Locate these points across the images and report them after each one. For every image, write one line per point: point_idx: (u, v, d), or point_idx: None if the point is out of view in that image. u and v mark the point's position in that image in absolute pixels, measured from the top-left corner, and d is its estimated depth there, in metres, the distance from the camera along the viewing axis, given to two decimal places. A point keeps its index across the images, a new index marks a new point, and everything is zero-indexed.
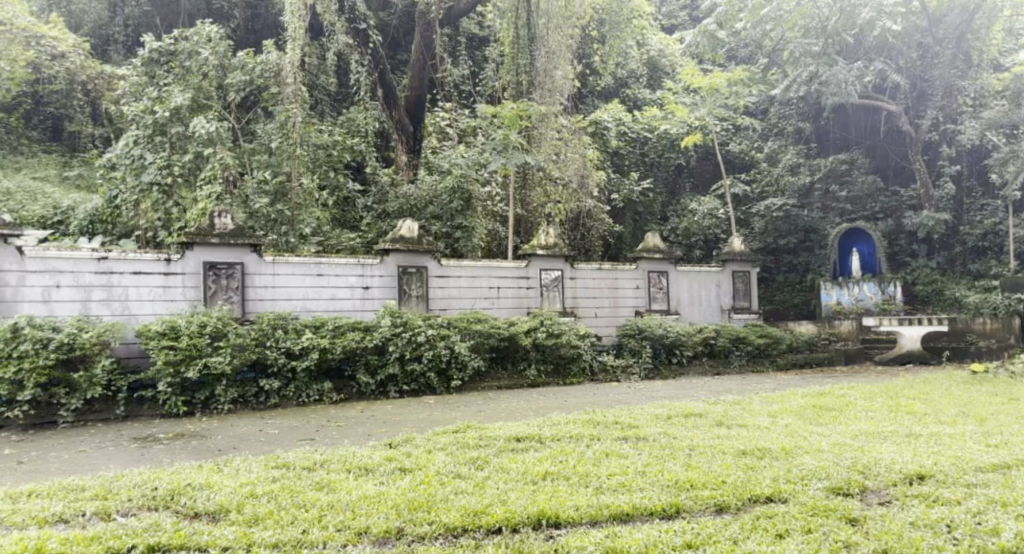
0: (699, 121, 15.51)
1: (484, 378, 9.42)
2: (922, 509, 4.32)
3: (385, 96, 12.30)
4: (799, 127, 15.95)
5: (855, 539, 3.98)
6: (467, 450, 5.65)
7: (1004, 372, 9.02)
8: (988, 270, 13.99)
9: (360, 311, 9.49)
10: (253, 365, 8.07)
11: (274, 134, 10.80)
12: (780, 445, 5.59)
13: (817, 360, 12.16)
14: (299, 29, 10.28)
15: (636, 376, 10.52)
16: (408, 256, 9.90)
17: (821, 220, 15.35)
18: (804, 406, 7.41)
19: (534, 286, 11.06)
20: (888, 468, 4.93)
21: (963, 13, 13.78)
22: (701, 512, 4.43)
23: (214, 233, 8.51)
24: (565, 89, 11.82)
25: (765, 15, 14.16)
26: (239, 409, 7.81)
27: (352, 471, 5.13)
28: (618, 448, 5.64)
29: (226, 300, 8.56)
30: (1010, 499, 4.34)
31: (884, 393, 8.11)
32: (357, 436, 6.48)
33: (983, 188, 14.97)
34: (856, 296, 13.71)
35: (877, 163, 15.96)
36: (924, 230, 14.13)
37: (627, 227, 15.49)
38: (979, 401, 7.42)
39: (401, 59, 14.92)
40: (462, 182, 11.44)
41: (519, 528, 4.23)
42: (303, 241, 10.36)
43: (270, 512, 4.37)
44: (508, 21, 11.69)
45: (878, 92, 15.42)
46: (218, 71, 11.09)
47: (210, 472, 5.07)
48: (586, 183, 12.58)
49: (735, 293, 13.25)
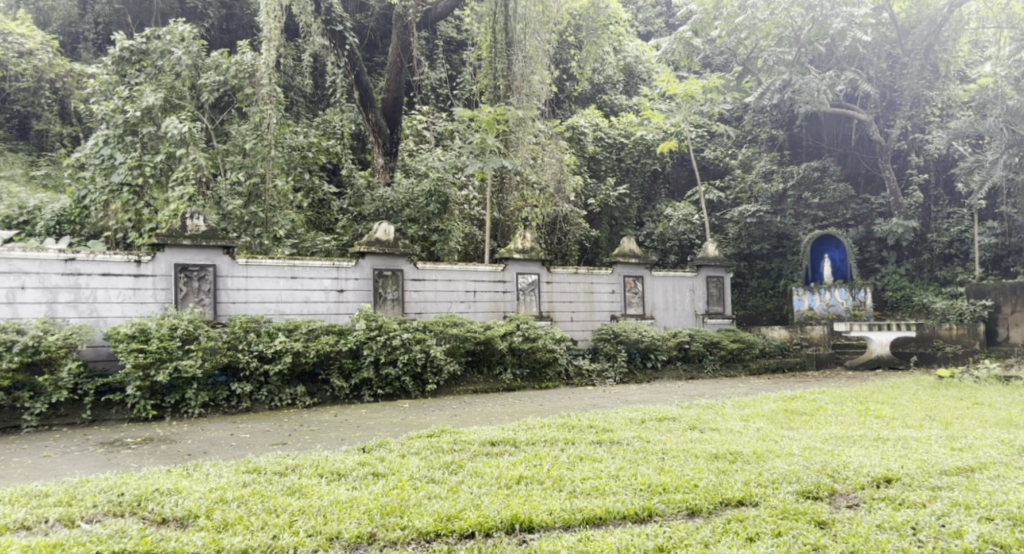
0: (675, 127, 15.73)
1: (460, 382, 9.42)
2: (888, 511, 4.39)
3: (361, 98, 11.92)
4: (772, 134, 16.23)
5: (823, 542, 4.03)
6: (441, 454, 5.64)
7: (970, 377, 9.18)
8: (954, 277, 14.27)
9: (334, 314, 9.44)
10: (225, 368, 7.99)
11: (248, 135, 10.68)
12: (751, 449, 5.65)
13: (789, 365, 12.26)
14: (275, 30, 10.19)
15: (611, 380, 10.55)
16: (384, 259, 9.86)
17: (794, 226, 15.59)
18: (775, 410, 7.49)
19: (510, 290, 11.07)
20: (857, 471, 5.00)
21: (931, 24, 14.09)
22: (673, 515, 4.46)
23: (186, 234, 8.40)
24: (542, 94, 11.82)
25: (740, 23, 14.36)
26: (210, 412, 7.72)
27: (324, 476, 5.09)
28: (592, 452, 5.66)
29: (198, 303, 8.45)
30: (973, 501, 4.44)
31: (854, 397, 8.23)
32: (330, 441, 6.43)
33: (950, 197, 15.26)
34: (827, 301, 13.86)
35: (849, 171, 16.19)
36: (893, 237, 14.35)
37: (603, 232, 15.59)
38: (945, 405, 7.56)
39: (378, 62, 14.86)
40: (439, 185, 11.42)
41: (492, 533, 4.22)
42: (278, 243, 10.22)
43: (239, 517, 4.32)
44: (486, 25, 11.70)
45: (849, 101, 15.66)
46: (191, 71, 10.97)
47: (178, 477, 5.00)
48: (562, 188, 12.57)
49: (709, 298, 13.36)
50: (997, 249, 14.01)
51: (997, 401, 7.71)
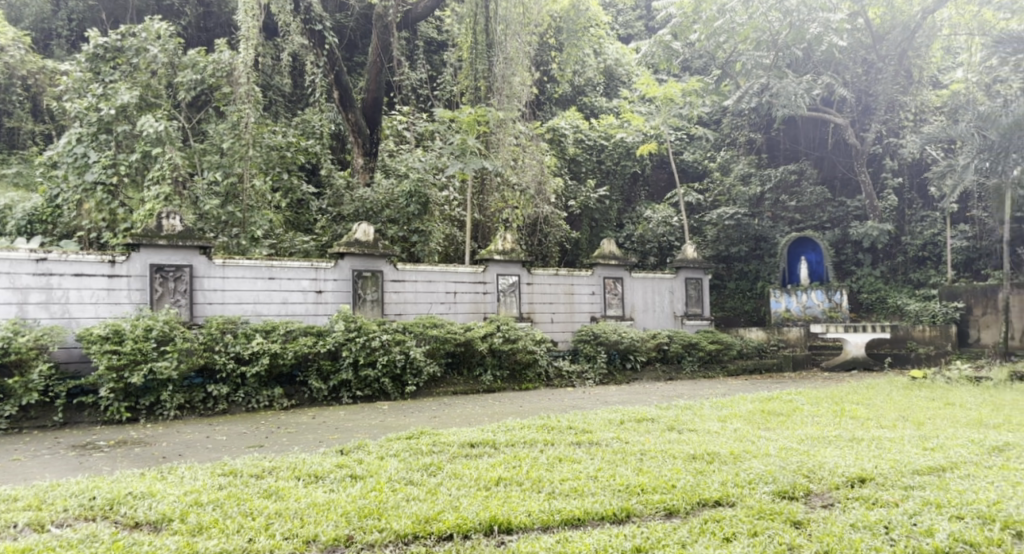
0: (654, 130, 15.86)
1: (439, 383, 9.40)
2: (862, 511, 4.44)
3: (341, 98, 11.86)
4: (751, 137, 16.39)
5: (799, 541, 4.07)
6: (420, 456, 5.62)
7: (942, 378, 9.31)
8: (927, 280, 14.49)
9: (313, 316, 9.39)
10: (201, 370, 7.91)
11: (225, 135, 10.56)
12: (728, 449, 5.70)
13: (766, 366, 12.38)
14: (253, 29, 10.11)
15: (591, 381, 10.58)
16: (364, 260, 9.81)
17: (771, 229, 15.75)
18: (753, 411, 7.57)
19: (491, 291, 11.06)
20: (832, 471, 5.06)
21: (905, 31, 14.29)
22: (651, 516, 4.48)
23: (162, 234, 8.29)
24: (523, 96, 11.83)
25: (719, 27, 14.52)
26: (186, 414, 7.64)
27: (301, 478, 5.05)
28: (571, 453, 5.69)
29: (174, 304, 8.36)
30: (944, 500, 4.51)
31: (830, 398, 8.34)
32: (308, 443, 6.38)
33: (923, 200, 15.49)
34: (804, 303, 13.97)
35: (825, 174, 16.39)
36: (868, 239, 14.55)
37: (584, 234, 15.65)
38: (917, 405, 7.69)
39: (358, 62, 14.80)
40: (419, 186, 11.38)
41: (471, 534, 4.21)
42: (255, 243, 10.13)
43: (215, 520, 4.27)
44: (467, 26, 11.69)
45: (826, 105, 15.85)
46: (168, 70, 10.87)
47: (152, 481, 4.93)
48: (542, 189, 12.57)
49: (688, 300, 13.44)
50: (968, 252, 14.24)
51: (968, 401, 7.85)
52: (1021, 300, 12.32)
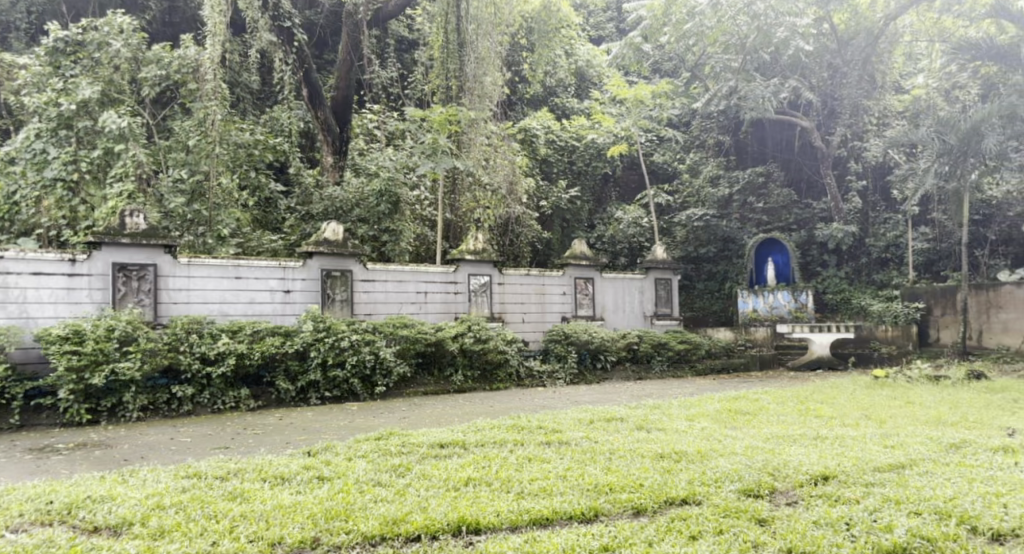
0: (625, 132, 16.00)
1: (410, 384, 9.35)
2: (824, 508, 4.51)
3: (311, 96, 11.81)
4: (719, 140, 16.58)
5: (762, 539, 4.12)
6: (389, 457, 5.59)
7: (904, 376, 9.51)
8: (890, 281, 14.78)
9: (281, 316, 9.29)
10: (166, 371, 7.79)
11: (191, 132, 10.44)
12: (695, 448, 5.76)
13: (734, 365, 12.53)
14: (219, 25, 9.94)
15: (562, 380, 10.61)
16: (333, 260, 9.73)
17: (739, 230, 15.92)
18: (720, 410, 7.65)
19: (462, 291, 11.03)
20: (796, 469, 5.15)
21: (869, 37, 14.56)
22: (618, 514, 4.51)
23: (124, 233, 8.14)
24: (494, 96, 11.80)
25: (689, 30, 14.64)
26: (149, 416, 7.51)
27: (267, 480, 4.99)
28: (541, 452, 5.70)
29: (137, 303, 8.20)
30: (903, 497, 4.60)
31: (795, 397, 8.46)
32: (275, 444, 6.31)
33: (886, 203, 15.80)
34: (771, 304, 14.17)
35: (792, 177, 16.65)
36: (833, 241, 14.80)
37: (555, 234, 15.70)
38: (880, 404, 7.85)
39: (328, 59, 14.67)
40: (390, 185, 11.30)
41: (439, 535, 4.20)
42: (222, 242, 9.97)
43: (177, 523, 4.20)
44: (438, 25, 11.64)
45: (793, 108, 16.09)
46: (132, 64, 10.68)
47: (113, 484, 4.82)
48: (514, 190, 12.56)
49: (657, 300, 13.55)
50: (929, 253, 14.55)
51: (927, 400, 8.03)
52: (978, 300, 12.72)
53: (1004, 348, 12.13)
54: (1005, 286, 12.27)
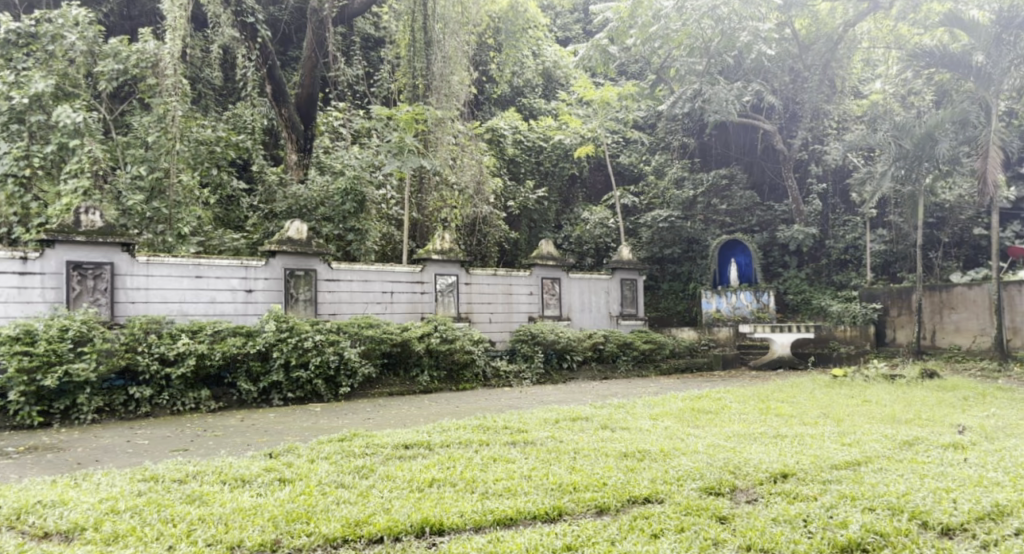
0: (591, 133, 16.13)
1: (375, 385, 9.28)
2: (783, 505, 4.58)
3: (273, 92, 11.59)
4: (684, 142, 16.77)
5: (722, 536, 4.17)
6: (353, 458, 5.53)
7: (861, 376, 9.71)
8: (849, 282, 15.08)
9: (242, 315, 9.14)
10: (123, 372, 7.63)
11: (151, 128, 10.22)
12: (659, 447, 5.81)
13: (697, 365, 12.68)
14: (180, 19, 9.87)
15: (528, 380, 10.63)
16: (296, 259, 9.62)
17: (703, 232, 16.12)
18: (683, 409, 7.73)
19: (428, 291, 10.97)
20: (756, 467, 5.21)
21: (829, 41, 14.90)
22: (582, 513, 4.53)
23: (79, 230, 7.93)
24: (461, 95, 11.79)
25: (654, 33, 14.71)
26: (105, 418, 7.34)
27: (227, 483, 4.90)
28: (506, 453, 5.70)
29: (93, 303, 8.00)
30: (858, 493, 4.70)
31: (757, 396, 8.58)
32: (235, 446, 6.21)
33: (845, 206, 16.15)
34: (733, 304, 14.30)
35: (755, 179, 16.91)
36: (794, 242, 15.08)
37: (522, 234, 15.73)
38: (839, 402, 8.02)
39: (293, 56, 14.48)
40: (356, 183, 11.19)
41: (402, 537, 4.16)
42: (182, 240, 9.81)
43: (132, 528, 4.11)
44: (404, 23, 11.62)
45: (756, 112, 16.34)
46: (87, 58, 10.40)
47: (65, 488, 4.70)
48: (481, 189, 12.54)
49: (623, 300, 13.63)
50: (886, 255, 14.89)
51: (884, 398, 8.22)
52: (932, 300, 13.04)
53: (956, 348, 12.51)
54: (958, 288, 12.60)
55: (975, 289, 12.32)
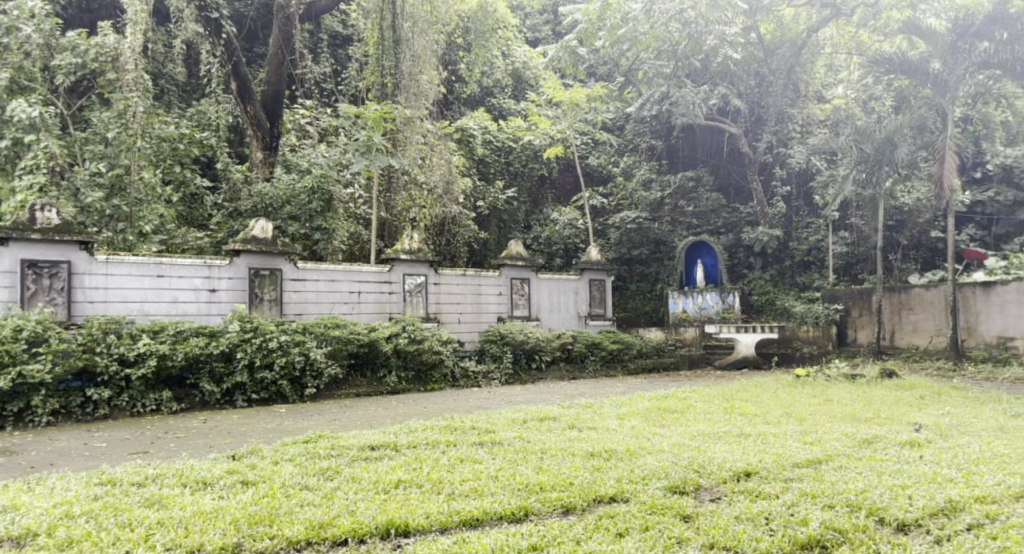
0: (561, 134, 16.20)
1: (341, 386, 9.18)
2: (746, 503, 4.64)
3: (239, 88, 11.48)
4: (652, 144, 16.90)
5: (686, 535, 4.21)
6: (317, 460, 5.46)
7: (823, 376, 9.88)
8: (812, 283, 15.35)
9: (205, 315, 8.98)
10: (80, 373, 7.46)
11: (111, 123, 10.00)
12: (625, 446, 5.86)
13: (664, 365, 12.80)
14: (140, 13, 9.65)
15: (497, 381, 10.62)
16: (261, 258, 9.49)
17: (670, 233, 16.27)
18: (650, 408, 7.80)
19: (396, 291, 10.89)
20: (720, 466, 5.27)
21: (793, 46, 15.18)
22: (548, 513, 4.53)
23: (35, 228, 7.72)
24: (430, 94, 11.73)
25: (622, 35, 14.76)
26: (61, 421, 7.16)
27: (188, 486, 4.81)
28: (473, 453, 5.69)
29: (49, 302, 7.79)
30: (818, 491, 4.78)
31: (722, 396, 8.69)
32: (197, 448, 6.10)
33: (809, 208, 16.42)
34: (699, 304, 14.48)
35: (721, 182, 17.13)
36: (759, 244, 15.30)
37: (492, 235, 15.72)
38: (801, 401, 8.16)
39: (259, 53, 14.30)
40: (322, 182, 11.04)
41: (366, 539, 4.13)
42: (143, 239, 9.62)
43: (87, 533, 4.01)
44: (373, 21, 11.56)
45: (722, 115, 16.53)
46: (44, 51, 10.18)
47: (18, 493, 4.56)
48: (450, 189, 12.48)
49: (591, 300, 13.69)
50: (847, 257, 15.18)
51: (845, 397, 8.38)
52: (891, 301, 13.33)
53: (914, 348, 12.81)
54: (916, 289, 12.90)
55: (932, 290, 12.62)
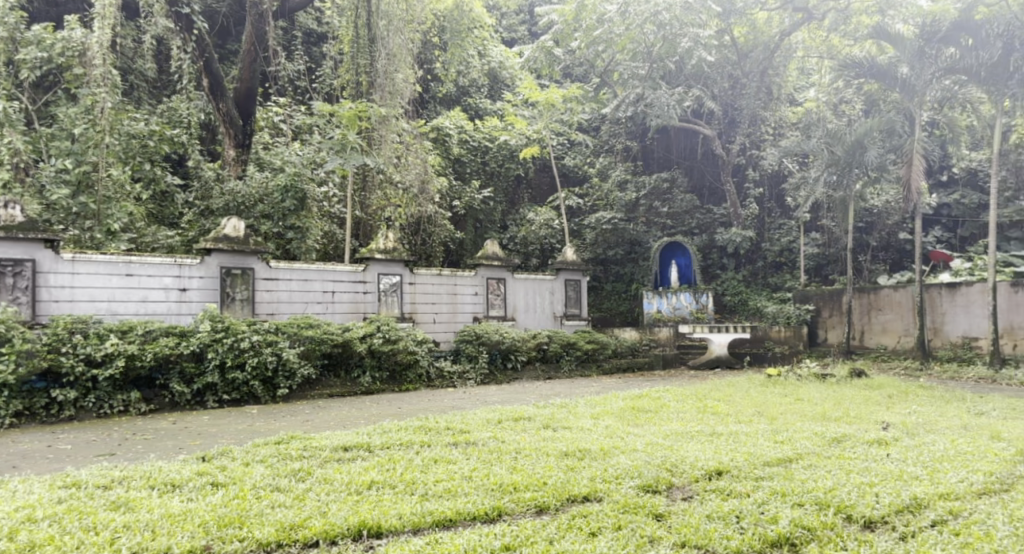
0: (537, 134, 16.25)
1: (314, 386, 9.09)
2: (717, 502, 4.68)
3: (211, 86, 11.36)
4: (627, 145, 16.98)
5: (659, 534, 4.23)
6: (289, 462, 5.40)
7: (794, 375, 9.99)
8: (784, 283, 15.55)
9: (176, 315, 8.85)
10: (45, 374, 7.31)
11: (77, 119, 9.79)
12: (599, 445, 5.87)
13: (638, 364, 12.87)
14: (109, 8, 9.45)
15: (472, 381, 10.59)
16: (233, 257, 9.37)
17: (645, 233, 16.36)
18: (624, 408, 7.84)
19: (371, 290, 10.83)
20: (692, 465, 5.31)
21: (765, 50, 15.39)
22: (522, 513, 4.52)
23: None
24: (406, 93, 11.61)
25: (598, 36, 14.94)
26: (25, 422, 7.01)
27: (156, 488, 4.73)
28: (447, 454, 5.67)
29: (13, 301, 7.63)
30: (789, 489, 4.82)
31: (695, 395, 8.77)
32: (166, 450, 6.01)
33: (781, 209, 16.63)
34: (673, 305, 14.58)
35: (695, 183, 17.30)
36: (732, 245, 15.44)
37: (468, 235, 15.66)
38: (772, 401, 8.24)
39: (232, 50, 14.13)
40: (295, 180, 10.91)
41: (338, 540, 4.09)
42: (111, 237, 9.45)
43: (50, 537, 3.92)
44: (348, 19, 11.47)
45: (697, 116, 16.66)
46: (8, 45, 9.98)
47: None
48: (426, 190, 12.31)
49: (567, 300, 13.72)
50: (819, 258, 15.39)
51: (815, 396, 8.48)
52: (861, 301, 13.52)
53: (882, 348, 13.03)
54: (885, 290, 13.10)
55: (901, 291, 12.84)
